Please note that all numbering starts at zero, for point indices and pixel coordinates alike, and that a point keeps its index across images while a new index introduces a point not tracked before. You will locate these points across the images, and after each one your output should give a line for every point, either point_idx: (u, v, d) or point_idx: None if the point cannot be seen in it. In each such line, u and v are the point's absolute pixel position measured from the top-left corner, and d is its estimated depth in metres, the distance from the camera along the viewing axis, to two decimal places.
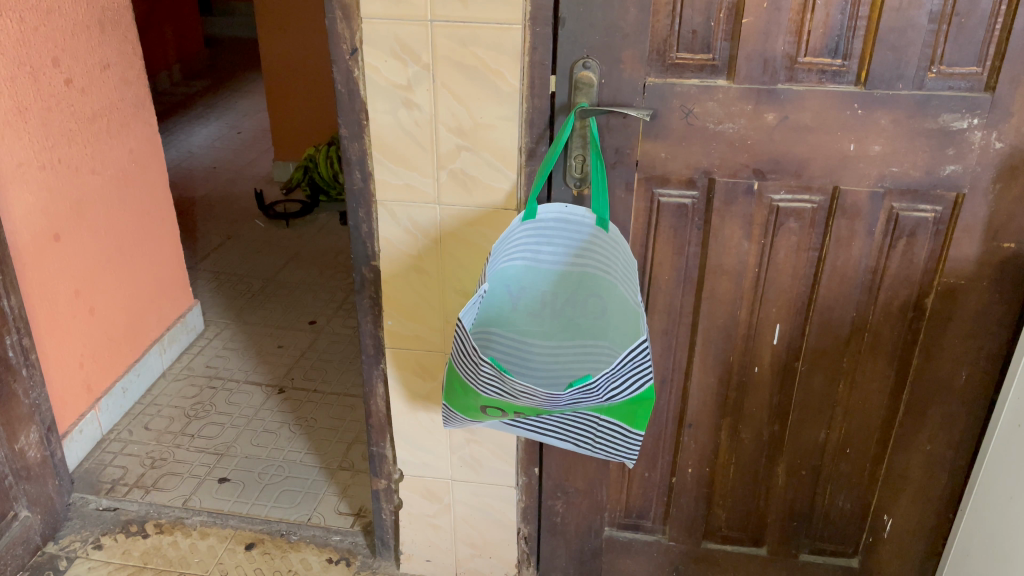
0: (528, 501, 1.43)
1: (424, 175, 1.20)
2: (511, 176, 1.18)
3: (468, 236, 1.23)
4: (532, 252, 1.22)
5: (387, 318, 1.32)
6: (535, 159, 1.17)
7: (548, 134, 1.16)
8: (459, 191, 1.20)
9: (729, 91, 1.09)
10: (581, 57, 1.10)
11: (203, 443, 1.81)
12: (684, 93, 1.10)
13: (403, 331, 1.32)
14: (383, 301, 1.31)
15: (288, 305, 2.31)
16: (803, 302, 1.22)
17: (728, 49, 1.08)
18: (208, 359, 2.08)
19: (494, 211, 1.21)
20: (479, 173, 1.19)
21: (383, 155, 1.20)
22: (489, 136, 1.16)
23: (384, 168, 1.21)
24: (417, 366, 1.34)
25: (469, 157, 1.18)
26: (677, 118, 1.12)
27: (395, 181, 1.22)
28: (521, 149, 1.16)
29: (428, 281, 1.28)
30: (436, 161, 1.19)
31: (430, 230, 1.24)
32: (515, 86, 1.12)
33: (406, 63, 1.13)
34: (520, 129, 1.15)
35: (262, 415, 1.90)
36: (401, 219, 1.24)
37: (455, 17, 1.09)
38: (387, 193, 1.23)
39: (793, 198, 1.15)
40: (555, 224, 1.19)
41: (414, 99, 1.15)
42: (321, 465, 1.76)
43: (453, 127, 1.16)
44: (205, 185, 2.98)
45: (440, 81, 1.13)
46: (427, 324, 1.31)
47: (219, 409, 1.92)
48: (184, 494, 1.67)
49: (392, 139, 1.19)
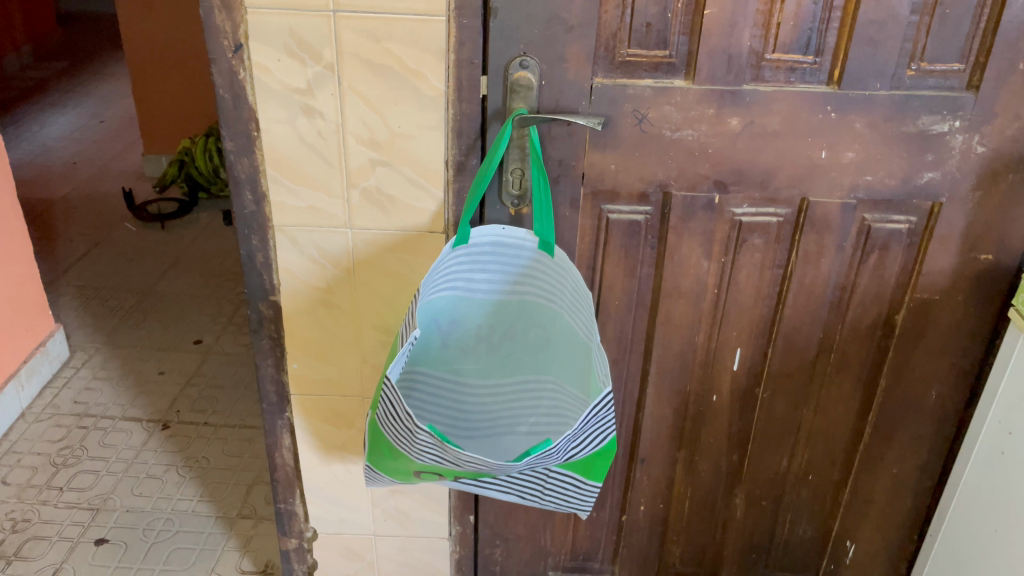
0: (463, 552, 1.26)
1: (331, 196, 1.01)
2: (438, 194, 1.01)
3: (387, 264, 1.05)
4: (465, 283, 1.04)
5: (291, 361, 1.12)
6: (465, 174, 1.00)
7: (479, 144, 0.99)
8: (375, 213, 1.02)
9: (688, 93, 0.94)
10: (520, 54, 0.93)
11: (74, 497, 1.56)
12: (637, 96, 0.95)
13: (311, 375, 1.12)
14: (287, 343, 1.10)
15: (169, 321, 2.06)
16: (766, 324, 1.09)
17: (687, 45, 0.93)
18: (75, 393, 1.81)
19: (418, 235, 1.03)
20: (398, 191, 1.01)
21: (279, 172, 1.00)
22: (410, 149, 0.98)
23: (281, 187, 1.00)
24: (330, 414, 1.15)
25: (386, 173, 0.99)
26: (628, 124, 0.96)
27: (296, 204, 1.01)
28: (447, 161, 0.99)
29: (341, 318, 1.09)
30: (347, 178, 1.00)
31: (341, 259, 1.04)
32: (439, 89, 0.94)
33: (305, 63, 0.93)
34: (446, 139, 0.98)
35: (144, 459, 1.65)
36: (304, 247, 1.04)
37: (364, 7, 0.90)
38: (286, 216, 1.02)
39: (757, 211, 1.01)
40: (490, 249, 1.02)
41: (315, 104, 0.95)
42: (217, 515, 1.54)
43: (366, 138, 0.97)
44: (64, 184, 2.64)
45: (349, 84, 0.94)
46: (341, 366, 1.12)
47: (92, 454, 1.66)
48: (54, 562, 1.42)
49: (289, 153, 0.98)
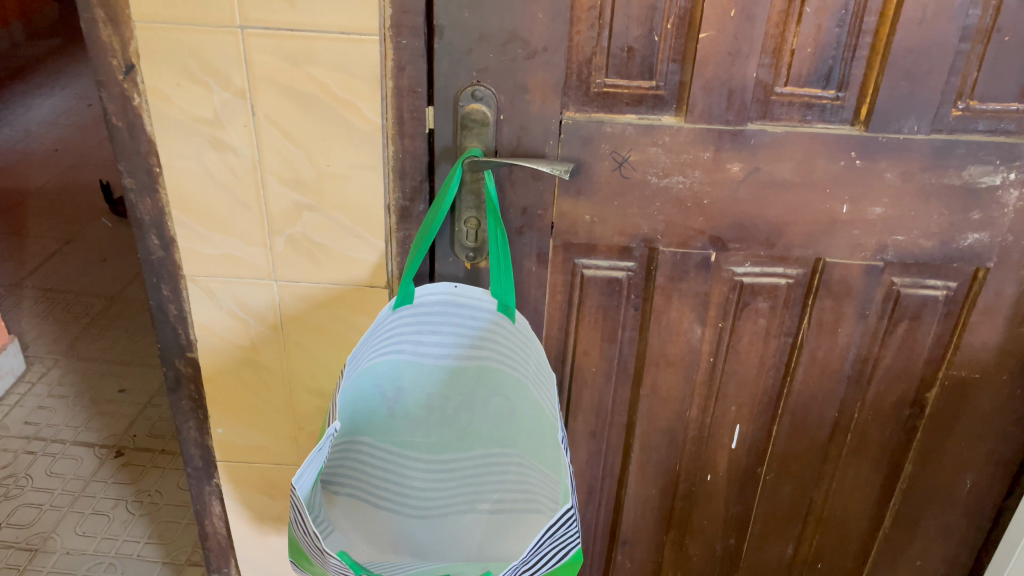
0: None
1: (251, 243, 0.85)
2: (378, 244, 0.85)
3: (320, 322, 0.89)
4: (412, 345, 0.88)
5: (215, 425, 0.97)
6: (411, 221, 0.83)
7: (427, 187, 0.82)
8: (304, 263, 0.86)
9: (678, 133, 0.77)
10: (472, 82, 0.76)
11: (11, 535, 1.42)
12: (616, 134, 0.78)
13: (239, 441, 0.98)
14: (209, 405, 0.96)
15: (137, 332, 1.92)
16: (771, 399, 0.92)
17: (678, 74, 0.76)
18: (27, 412, 1.68)
19: (355, 290, 0.87)
20: (330, 240, 0.85)
21: (188, 215, 0.84)
22: (342, 192, 0.82)
23: (191, 232, 0.85)
24: (262, 483, 1.00)
25: (315, 219, 0.83)
26: (606, 168, 0.79)
27: (210, 252, 0.86)
28: (388, 206, 0.83)
29: (269, 380, 0.93)
30: (269, 224, 0.84)
31: (266, 314, 0.89)
32: (374, 123, 0.78)
33: (211, 89, 0.77)
34: (386, 182, 0.81)
35: (92, 492, 1.52)
36: (222, 300, 0.89)
37: (278, 23, 0.73)
38: (198, 264, 0.87)
39: (762, 271, 0.84)
40: (440, 310, 0.86)
41: (226, 138, 0.79)
42: (164, 561, 1.38)
43: (288, 179, 0.81)
44: (42, 174, 2.51)
45: (265, 115, 0.78)
46: (272, 433, 0.97)
47: (36, 485, 1.52)
48: None
49: (198, 194, 0.83)
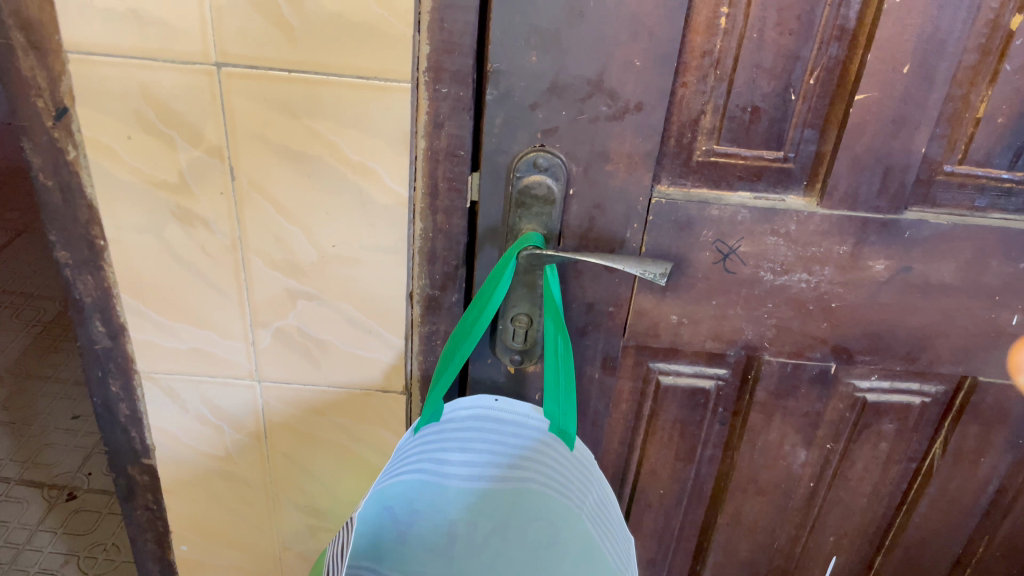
0: None
1: (228, 337, 0.65)
2: (396, 342, 0.64)
3: (313, 431, 0.69)
4: (435, 464, 0.67)
5: (179, 543, 0.78)
6: (440, 314, 0.63)
7: (462, 275, 0.62)
8: (296, 363, 0.66)
9: (810, 220, 0.57)
10: (536, 146, 0.56)
11: None
12: (724, 219, 0.58)
13: (209, 561, 0.79)
14: (172, 522, 0.77)
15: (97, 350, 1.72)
16: (879, 529, 0.74)
17: (816, 144, 0.56)
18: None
19: (363, 397, 0.67)
20: (331, 336, 0.64)
21: (142, 300, 0.63)
22: (350, 279, 0.61)
23: (147, 322, 0.64)
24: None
25: (312, 310, 0.63)
26: (705, 261, 0.59)
27: (172, 346, 0.66)
28: (411, 293, 0.62)
29: (249, 494, 0.74)
30: (251, 316, 0.63)
31: (245, 421, 0.69)
32: (398, 195, 0.57)
33: (174, 144, 0.56)
34: (410, 267, 0.61)
35: (38, 544, 1.29)
36: (187, 403, 0.69)
37: (272, 59, 0.53)
38: (157, 360, 0.66)
39: (892, 388, 0.65)
40: (473, 428, 0.66)
41: (195, 207, 0.58)
42: None
43: (278, 261, 0.60)
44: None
45: (249, 181, 0.57)
46: (251, 553, 0.78)
47: None
48: None
49: (155, 275, 0.62)
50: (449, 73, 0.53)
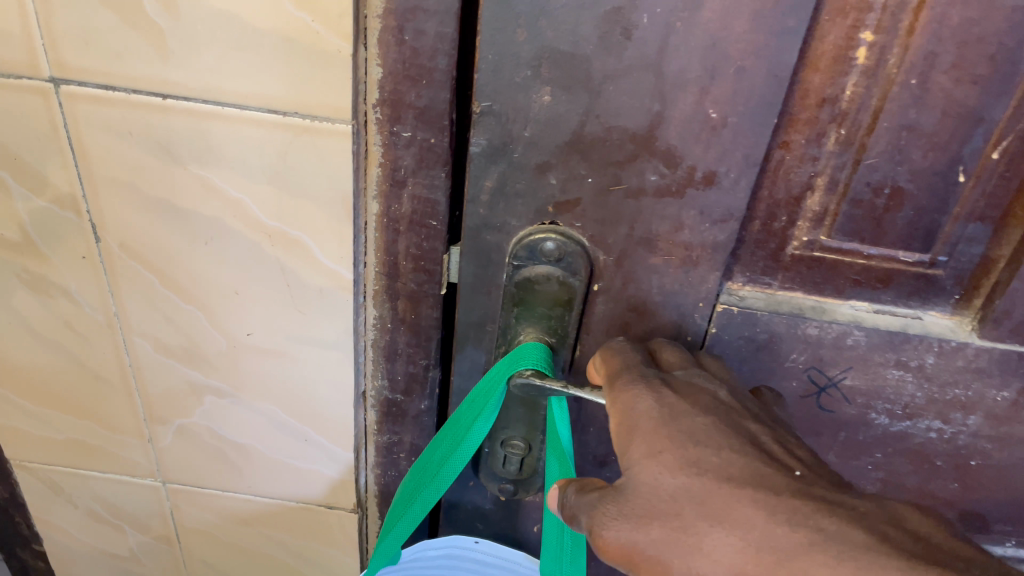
0: None
1: (119, 431, 0.49)
2: (343, 454, 0.47)
3: (238, 540, 0.54)
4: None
5: None
6: (404, 426, 0.46)
7: (435, 378, 0.44)
8: (210, 464, 0.49)
9: (959, 355, 0.38)
10: (546, 225, 0.36)
11: None
12: (826, 342, 0.38)
13: None
14: None
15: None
16: None
17: (983, 247, 0.35)
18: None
19: (300, 512, 0.51)
20: (253, 439, 0.47)
21: (3, 380, 0.47)
22: (274, 376, 0.44)
23: (13, 406, 0.49)
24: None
25: (223, 410, 0.46)
26: (789, 393, 0.40)
27: (49, 434, 0.50)
28: (363, 394, 0.45)
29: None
30: (144, 409, 0.47)
31: (150, 523, 0.55)
32: (335, 277, 0.39)
33: (8, 189, 0.38)
34: (359, 367, 0.43)
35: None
36: (77, 496, 0.54)
37: (133, 77, 0.34)
38: (32, 449, 0.51)
39: None
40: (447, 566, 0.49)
41: (50, 275, 0.41)
42: None
43: (175, 348, 0.43)
44: None
45: (120, 246, 0.39)
46: None
47: None
48: None
49: (13, 352, 0.46)
50: (414, 110, 0.34)
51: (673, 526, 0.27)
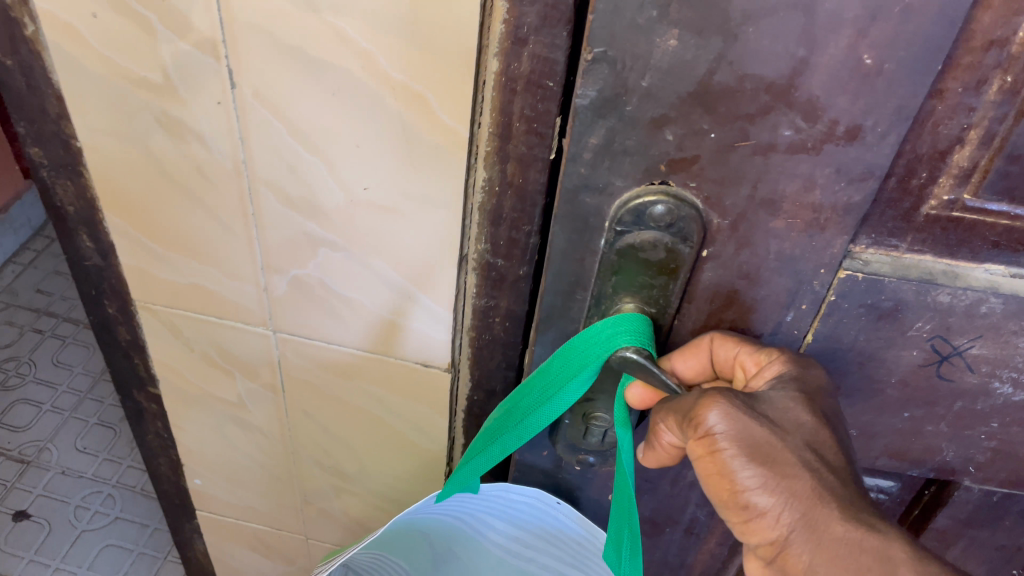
0: None
1: (235, 279, 0.46)
2: (445, 315, 0.44)
3: (347, 398, 0.52)
4: (473, 520, 0.49)
5: (192, 474, 0.65)
6: (503, 290, 0.42)
7: (532, 245, 0.39)
8: (321, 323, 0.47)
9: None
10: (655, 186, 0.32)
11: None
12: (956, 309, 0.35)
13: (225, 498, 0.66)
14: (183, 450, 0.63)
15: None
16: None
17: None
18: (21, 276, 1.37)
19: (411, 373, 0.48)
20: (366, 300, 0.44)
21: (130, 222, 0.45)
22: (388, 233, 0.40)
23: (137, 252, 0.46)
24: (258, 544, 0.71)
25: (342, 268, 0.43)
26: (906, 363, 0.37)
27: (168, 277, 0.47)
28: (464, 256, 0.40)
29: (268, 446, 0.59)
30: (261, 260, 0.44)
31: (257, 376, 0.52)
32: (456, 131, 0.35)
33: (152, 29, 0.35)
34: (471, 226, 0.39)
35: (100, 395, 1.19)
36: (193, 341, 0.52)
37: None
38: (154, 291, 0.49)
39: None
40: (524, 508, 0.47)
41: (185, 117, 0.38)
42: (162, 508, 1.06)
43: (299, 201, 0.40)
44: None
45: (253, 91, 0.36)
46: (275, 502, 0.65)
47: (23, 379, 1.19)
48: None
49: (142, 195, 0.43)
50: None
51: (778, 453, 0.30)
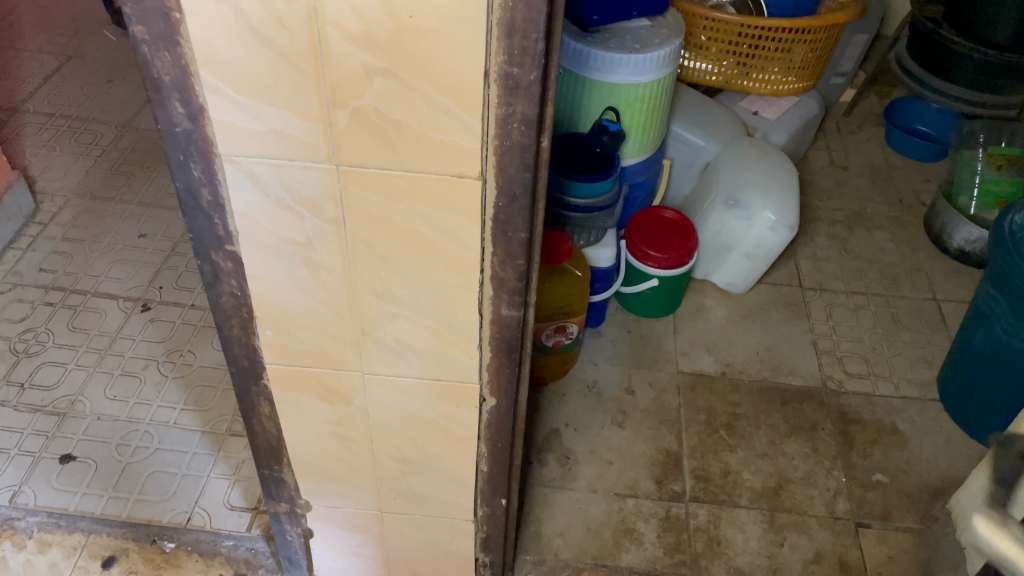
0: (492, 531, 1.17)
1: (306, 118, 0.71)
2: (473, 123, 0.71)
3: (390, 212, 0.79)
4: None
5: (264, 327, 0.91)
6: (518, 94, 0.70)
7: (540, 50, 0.67)
8: (377, 143, 0.73)
9: None
10: None
11: (36, 397, 1.51)
12: None
13: (293, 346, 0.92)
14: (258, 307, 0.89)
15: (152, 245, 1.84)
16: None
17: None
18: (22, 259, 1.78)
19: (443, 179, 0.76)
20: (409, 117, 0.71)
21: (225, 80, 0.70)
22: (424, 51, 0.66)
23: (225, 102, 0.71)
24: (321, 388, 0.97)
25: (388, 88, 0.69)
26: None
27: (250, 125, 0.73)
28: (489, 70, 0.68)
29: (328, 280, 0.85)
30: (329, 95, 0.70)
31: (323, 207, 0.78)
32: None
33: None
34: (486, 40, 0.66)
35: (118, 350, 1.61)
36: (267, 186, 0.77)
37: None
38: (237, 142, 0.74)
39: None
40: None
41: None
42: (199, 427, 1.49)
43: (355, 34, 0.66)
44: (103, 45, 2.47)
45: None
46: (332, 337, 0.91)
47: (60, 337, 1.63)
48: (13, 486, 1.38)
49: (238, 58, 0.68)
50: None
51: None
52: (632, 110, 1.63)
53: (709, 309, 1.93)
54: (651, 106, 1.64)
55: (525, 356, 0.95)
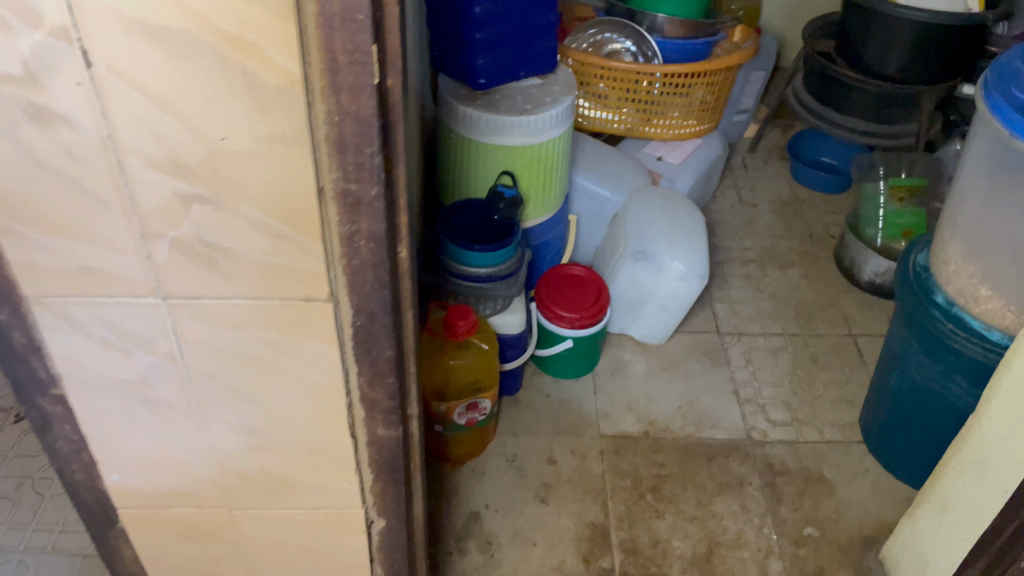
0: None
1: (119, 252, 0.63)
2: (314, 245, 0.63)
3: (233, 344, 0.70)
4: None
5: (111, 470, 0.81)
6: (361, 212, 0.62)
7: (377, 163, 0.60)
8: (206, 274, 0.64)
9: None
10: None
11: None
12: None
13: (147, 486, 0.82)
14: (100, 450, 0.79)
15: None
16: None
17: None
18: None
19: (288, 306, 0.67)
20: (239, 244, 0.63)
21: (15, 217, 0.60)
22: (244, 173, 0.59)
23: (21, 241, 0.62)
24: (185, 529, 0.87)
25: (208, 216, 0.61)
26: None
27: (54, 263, 0.63)
28: (323, 188, 0.61)
29: (174, 417, 0.76)
30: (141, 227, 0.61)
31: (155, 343, 0.69)
32: (287, 79, 0.54)
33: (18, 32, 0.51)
34: (313, 158, 0.59)
35: None
36: (88, 326, 0.68)
37: None
38: (44, 283, 0.65)
39: None
40: None
41: (53, 105, 0.54)
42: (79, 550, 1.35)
43: (160, 161, 0.58)
44: None
45: (112, 71, 0.53)
46: (191, 473, 0.81)
47: None
48: None
49: (27, 192, 0.59)
50: None
51: None
52: (529, 172, 1.57)
53: (627, 364, 1.87)
54: (548, 166, 1.59)
55: (414, 474, 0.87)
